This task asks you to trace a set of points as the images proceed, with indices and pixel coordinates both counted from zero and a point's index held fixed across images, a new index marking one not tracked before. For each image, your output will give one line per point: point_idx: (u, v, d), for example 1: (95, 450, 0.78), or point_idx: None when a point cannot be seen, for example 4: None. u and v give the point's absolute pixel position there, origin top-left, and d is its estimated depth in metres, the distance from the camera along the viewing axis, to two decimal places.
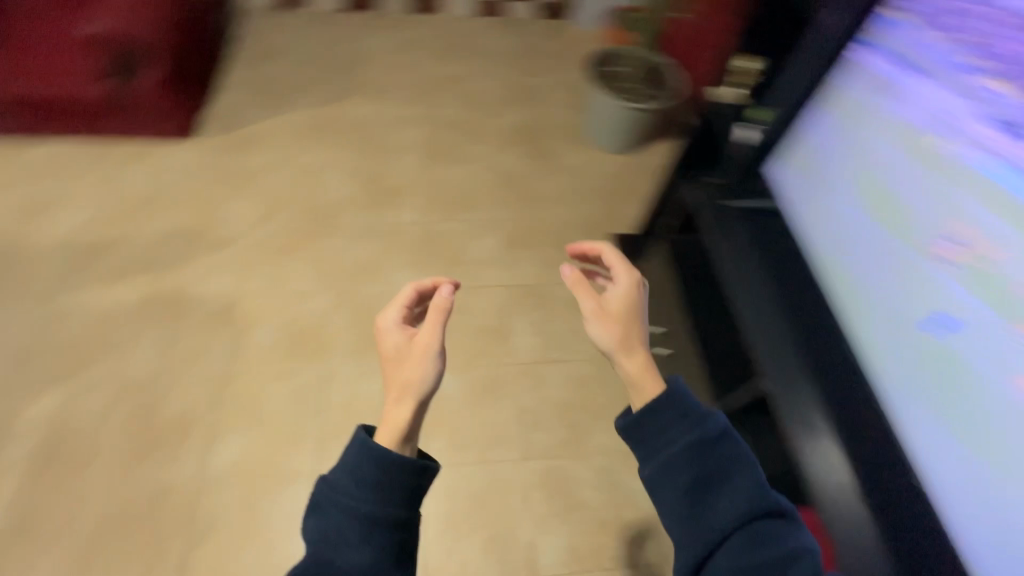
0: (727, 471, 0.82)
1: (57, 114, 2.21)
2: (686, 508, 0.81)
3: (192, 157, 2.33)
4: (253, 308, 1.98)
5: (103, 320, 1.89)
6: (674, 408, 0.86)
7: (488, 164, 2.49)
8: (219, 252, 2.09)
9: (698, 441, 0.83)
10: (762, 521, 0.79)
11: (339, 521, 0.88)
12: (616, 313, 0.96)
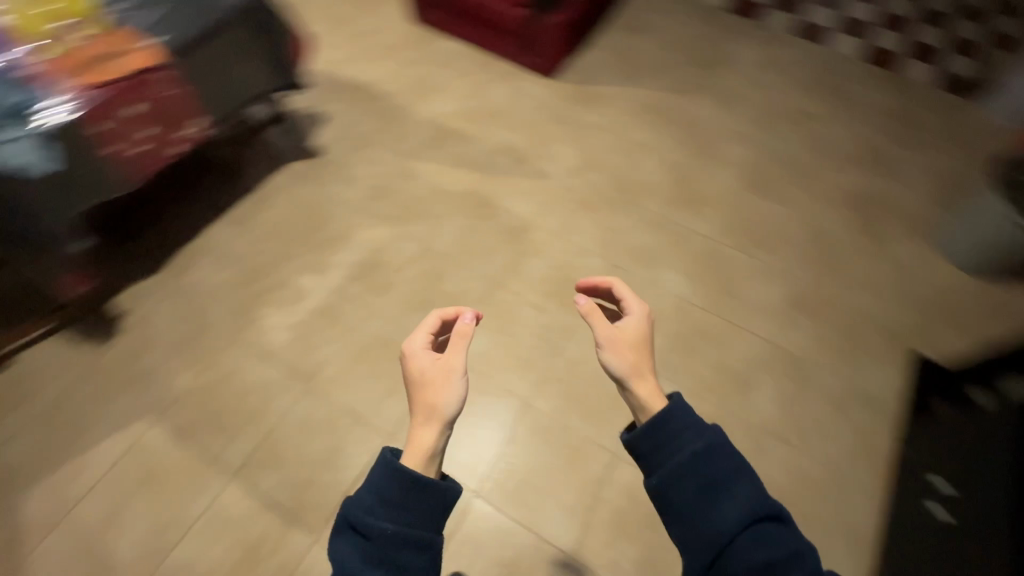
0: (732, 481, 0.69)
1: (473, 17, 2.03)
2: (693, 521, 0.68)
3: (544, 91, 2.03)
4: (528, 238, 1.68)
5: (437, 194, 1.75)
6: (672, 419, 0.72)
7: (716, 178, 1.84)
8: (544, 182, 1.80)
9: (703, 450, 0.70)
10: (763, 526, 0.67)
11: (355, 546, 0.72)
12: (632, 342, 0.81)
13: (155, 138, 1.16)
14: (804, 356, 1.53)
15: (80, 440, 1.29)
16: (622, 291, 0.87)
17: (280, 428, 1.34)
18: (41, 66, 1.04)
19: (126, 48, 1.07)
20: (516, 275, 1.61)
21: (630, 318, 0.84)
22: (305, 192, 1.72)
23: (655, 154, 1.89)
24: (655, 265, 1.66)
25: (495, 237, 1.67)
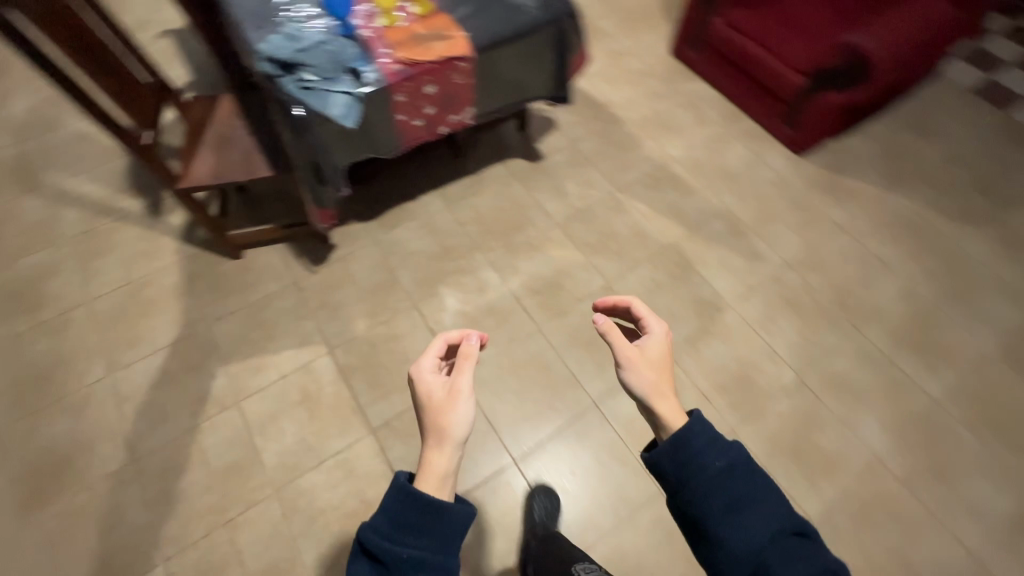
0: (759, 498, 0.58)
1: (744, 70, 1.89)
2: (722, 548, 0.56)
3: (787, 170, 1.84)
4: (720, 317, 1.54)
5: (638, 236, 1.67)
6: (691, 434, 0.62)
7: (967, 344, 1.52)
8: (756, 265, 1.63)
9: (728, 466, 0.59)
10: (793, 538, 0.56)
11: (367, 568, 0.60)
12: (654, 363, 0.73)
13: (431, 117, 1.20)
14: None
15: (267, 345, 1.45)
16: (637, 307, 0.79)
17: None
18: (372, 32, 1.11)
19: (451, 35, 1.12)
20: (694, 351, 1.48)
21: (648, 338, 0.76)
22: (517, 190, 1.76)
23: (903, 285, 1.61)
24: (857, 404, 1.42)
25: (685, 302, 1.56)
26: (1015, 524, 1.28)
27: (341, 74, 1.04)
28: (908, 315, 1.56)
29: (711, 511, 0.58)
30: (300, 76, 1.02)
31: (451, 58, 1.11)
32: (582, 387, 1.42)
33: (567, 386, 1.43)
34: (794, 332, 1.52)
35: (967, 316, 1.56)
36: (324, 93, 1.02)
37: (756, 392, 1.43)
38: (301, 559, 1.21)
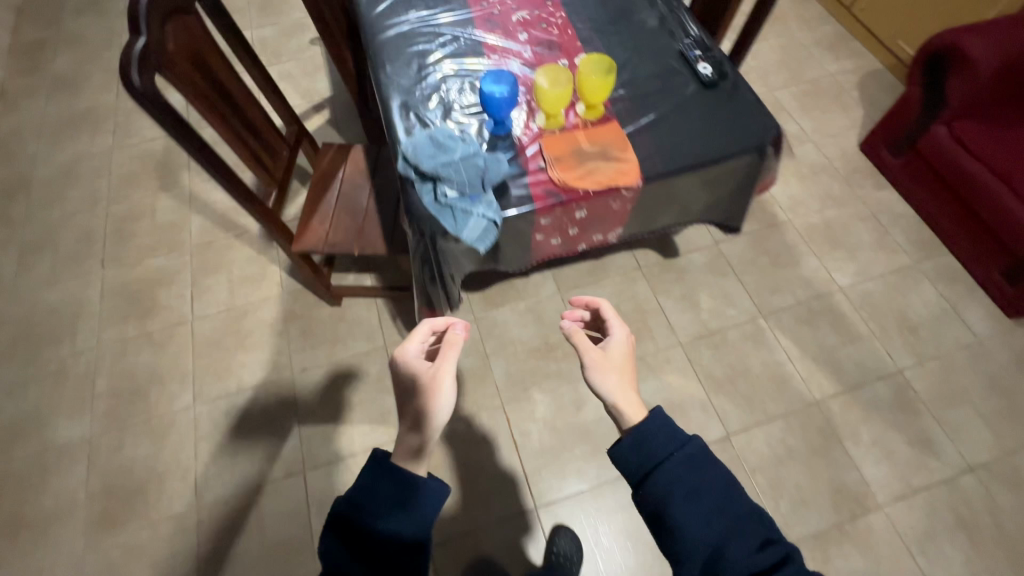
0: (715, 485, 0.60)
1: (960, 198, 1.51)
2: (677, 536, 0.57)
3: (991, 334, 1.45)
4: (862, 518, 1.23)
5: (777, 383, 1.40)
6: (654, 426, 0.64)
7: None
8: (924, 460, 1.29)
9: (686, 456, 0.61)
10: (752, 526, 0.57)
11: (334, 542, 0.53)
12: (615, 365, 0.76)
13: (572, 237, 1.02)
14: None
15: (345, 412, 1.38)
16: (604, 308, 0.84)
17: (485, 534, 1.24)
18: (530, 140, 0.95)
19: (620, 156, 0.92)
20: (820, 555, 1.19)
21: (614, 340, 0.79)
22: (642, 290, 1.54)
23: None
24: None
25: (821, 486, 1.27)
26: None
27: (485, 192, 0.88)
28: None
29: (670, 500, 0.59)
30: (444, 189, 0.87)
31: (616, 189, 0.91)
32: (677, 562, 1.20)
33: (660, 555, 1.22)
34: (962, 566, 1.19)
35: None
36: (462, 212, 0.86)
37: None
38: None
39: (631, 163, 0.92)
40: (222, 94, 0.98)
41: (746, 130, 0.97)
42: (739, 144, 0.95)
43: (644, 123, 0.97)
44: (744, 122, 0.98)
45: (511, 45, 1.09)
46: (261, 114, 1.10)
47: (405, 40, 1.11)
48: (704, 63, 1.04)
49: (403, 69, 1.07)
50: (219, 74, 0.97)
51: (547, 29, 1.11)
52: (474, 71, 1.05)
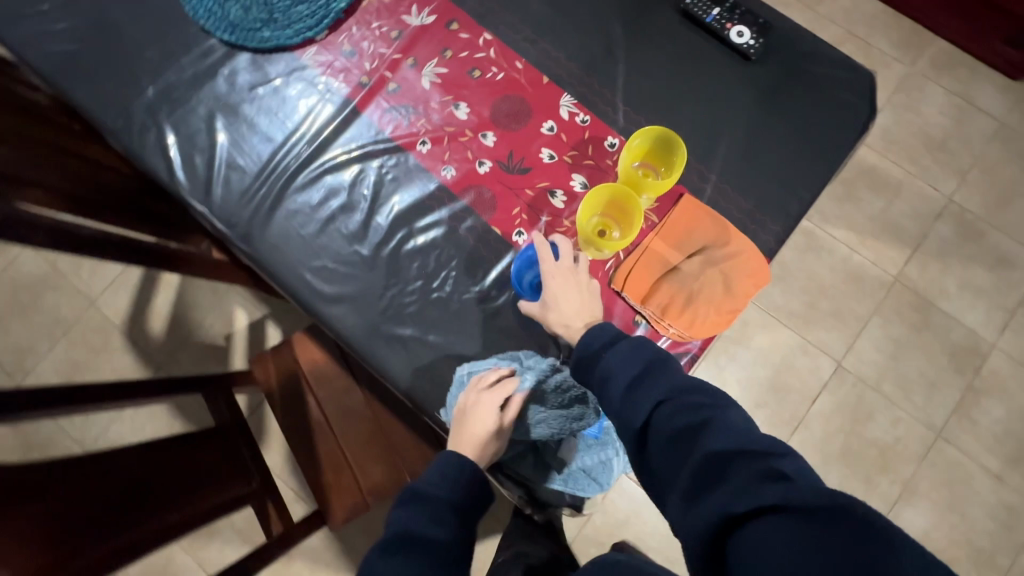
0: (664, 371, 0.50)
1: None
2: (621, 420, 0.50)
3: (1006, 111, 1.35)
4: (982, 369, 1.23)
5: (856, 281, 1.27)
6: (600, 329, 0.56)
7: None
8: (1006, 279, 1.27)
9: (625, 345, 0.53)
10: (697, 398, 0.47)
11: (416, 509, 0.50)
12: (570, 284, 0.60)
13: None
14: None
15: None
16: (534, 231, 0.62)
17: None
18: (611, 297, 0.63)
19: (732, 246, 0.63)
20: (968, 423, 1.20)
21: (542, 257, 0.60)
22: None
23: None
24: None
25: (938, 360, 1.24)
26: None
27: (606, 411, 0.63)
28: None
29: (609, 385, 0.52)
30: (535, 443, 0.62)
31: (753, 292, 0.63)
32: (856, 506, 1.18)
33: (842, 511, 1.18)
34: None
35: None
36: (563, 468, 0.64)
37: None
38: None
39: (748, 247, 0.63)
40: (107, 521, 0.57)
41: (841, 108, 0.68)
42: (850, 136, 0.67)
43: (721, 171, 0.66)
44: (831, 97, 0.68)
45: (460, 136, 0.68)
46: (203, 452, 0.76)
47: (305, 214, 0.66)
48: (737, 27, 0.69)
49: (341, 268, 0.64)
50: (79, 497, 0.56)
51: (485, 78, 0.70)
52: (444, 214, 0.66)
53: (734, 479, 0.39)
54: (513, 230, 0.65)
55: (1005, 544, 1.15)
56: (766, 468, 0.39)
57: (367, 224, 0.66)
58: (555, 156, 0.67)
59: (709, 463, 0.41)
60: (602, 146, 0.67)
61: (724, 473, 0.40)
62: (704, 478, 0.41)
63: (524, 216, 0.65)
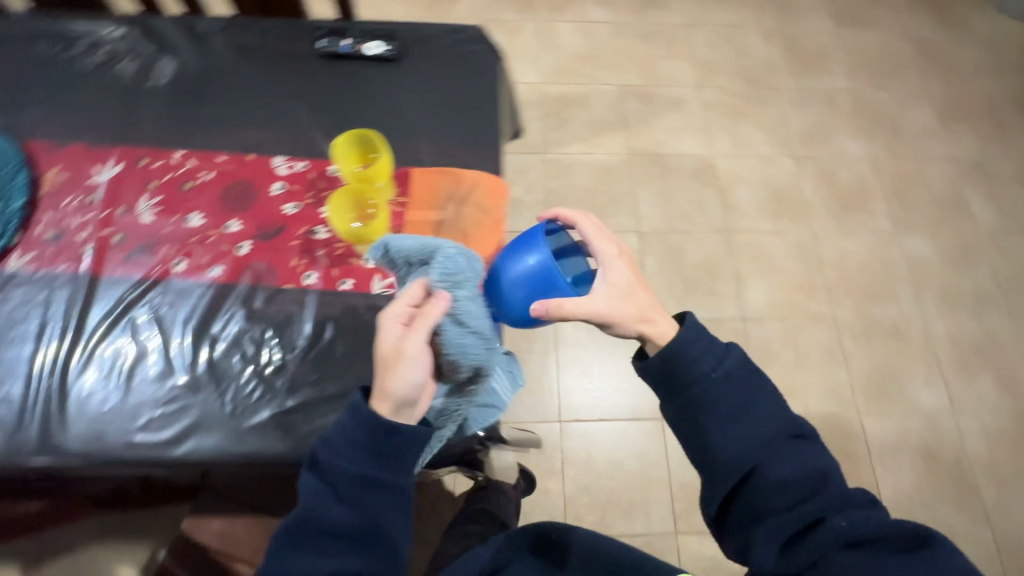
0: (758, 398, 0.61)
1: None
2: (728, 437, 0.59)
3: (612, 11, 1.75)
4: (718, 174, 1.56)
5: (606, 172, 1.54)
6: (693, 345, 0.62)
7: (824, 32, 1.78)
8: (688, 110, 1.63)
9: (722, 376, 0.61)
10: (794, 447, 0.59)
11: (329, 481, 0.57)
12: (628, 283, 0.66)
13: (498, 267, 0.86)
14: (979, 152, 1.65)
15: None
16: (587, 230, 0.67)
17: (678, 471, 1.26)
18: None
19: (472, 182, 0.77)
20: (737, 213, 1.52)
21: (601, 252, 0.66)
22: None
23: (755, 29, 1.77)
24: (829, 135, 1.63)
25: (692, 187, 1.54)
26: (942, 114, 1.69)
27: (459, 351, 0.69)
28: (780, 46, 1.75)
29: (715, 413, 0.60)
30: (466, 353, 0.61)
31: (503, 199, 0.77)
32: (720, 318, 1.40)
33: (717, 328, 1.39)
34: (758, 129, 1.62)
35: (800, 16, 1.81)
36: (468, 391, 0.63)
37: (790, 192, 1.55)
38: None
39: (478, 175, 0.77)
40: None
41: (478, 54, 0.86)
42: (486, 65, 0.85)
43: (423, 141, 0.79)
44: (468, 52, 0.86)
45: (208, 239, 0.72)
46: None
47: (101, 389, 0.64)
48: (370, 43, 0.83)
49: (169, 409, 0.63)
50: None
51: (198, 185, 0.74)
52: (234, 304, 0.69)
53: (827, 525, 0.55)
54: (301, 278, 0.71)
55: (812, 269, 1.47)
56: (847, 521, 0.55)
57: (169, 357, 0.66)
58: (299, 205, 0.74)
59: (797, 487, 0.57)
60: (329, 175, 0.76)
61: (804, 504, 0.57)
62: (793, 511, 0.57)
63: (302, 262, 0.71)
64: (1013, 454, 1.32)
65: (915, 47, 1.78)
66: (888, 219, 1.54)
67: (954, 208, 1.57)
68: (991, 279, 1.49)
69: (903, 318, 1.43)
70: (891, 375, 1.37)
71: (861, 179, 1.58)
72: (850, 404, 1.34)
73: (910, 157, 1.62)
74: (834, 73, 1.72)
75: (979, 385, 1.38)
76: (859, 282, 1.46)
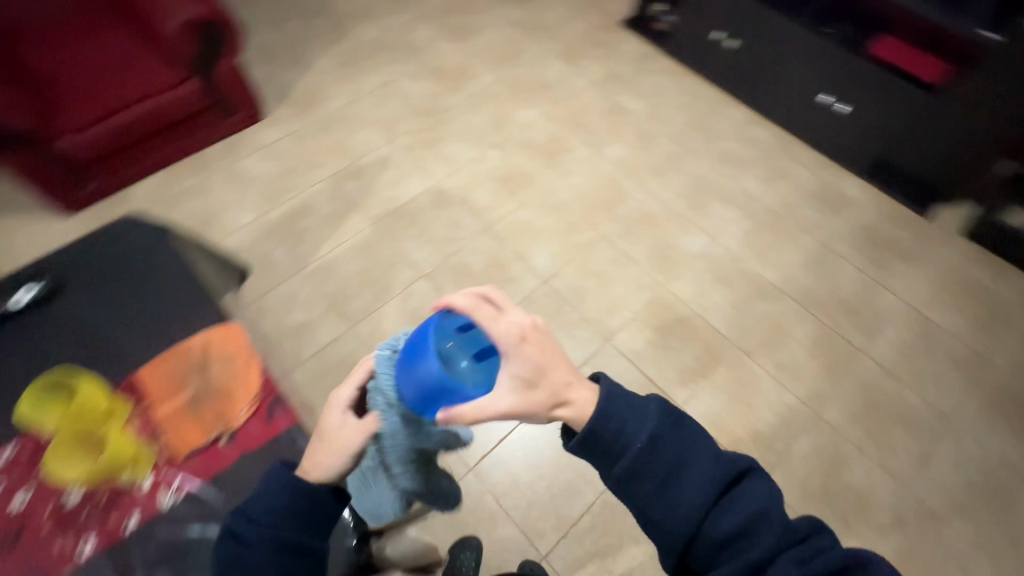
0: (696, 452, 0.53)
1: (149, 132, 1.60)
2: (663, 502, 0.52)
3: (285, 124, 1.85)
4: (453, 193, 1.73)
5: (366, 248, 1.60)
6: (616, 416, 0.53)
7: (456, 51, 2.11)
8: (397, 162, 1.79)
9: (647, 439, 0.52)
10: (735, 493, 0.53)
11: (252, 550, 0.54)
12: (535, 365, 0.52)
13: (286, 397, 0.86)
14: (608, 69, 2.10)
15: None
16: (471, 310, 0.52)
17: None
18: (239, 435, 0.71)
19: (206, 343, 0.77)
20: (486, 211, 1.70)
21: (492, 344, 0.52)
22: (298, 379, 1.38)
23: (405, 75, 2.02)
24: (509, 116, 1.93)
25: (440, 214, 1.68)
26: (569, 58, 2.12)
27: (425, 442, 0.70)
28: (432, 77, 2.02)
29: (645, 479, 0.52)
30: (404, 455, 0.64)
31: (244, 339, 0.79)
32: (529, 295, 1.54)
33: (532, 304, 1.53)
34: (458, 143, 1.85)
35: (432, 48, 2.11)
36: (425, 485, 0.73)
37: (512, 171, 1.79)
38: None
39: (204, 335, 0.78)
40: None
41: (145, 242, 0.87)
42: (159, 250, 0.87)
43: (135, 346, 0.77)
44: (133, 245, 0.87)
45: None
46: None
47: None
48: (17, 294, 0.79)
49: None
50: None
51: None
52: None
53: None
54: (73, 556, 0.63)
55: (565, 213, 1.71)
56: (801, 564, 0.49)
57: None
58: (27, 491, 0.66)
59: (740, 535, 0.51)
60: (46, 441, 0.68)
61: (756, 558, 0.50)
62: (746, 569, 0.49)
63: (67, 540, 0.63)
64: (765, 239, 1.69)
65: (522, 27, 2.21)
66: (586, 147, 1.86)
67: (618, 113, 1.97)
68: (671, 142, 1.90)
69: (643, 203, 1.74)
70: (665, 248, 1.65)
71: (551, 132, 1.89)
72: (656, 285, 1.58)
73: (570, 98, 1.99)
74: (482, 73, 2.05)
75: (716, 215, 1.73)
76: (600, 200, 1.74)
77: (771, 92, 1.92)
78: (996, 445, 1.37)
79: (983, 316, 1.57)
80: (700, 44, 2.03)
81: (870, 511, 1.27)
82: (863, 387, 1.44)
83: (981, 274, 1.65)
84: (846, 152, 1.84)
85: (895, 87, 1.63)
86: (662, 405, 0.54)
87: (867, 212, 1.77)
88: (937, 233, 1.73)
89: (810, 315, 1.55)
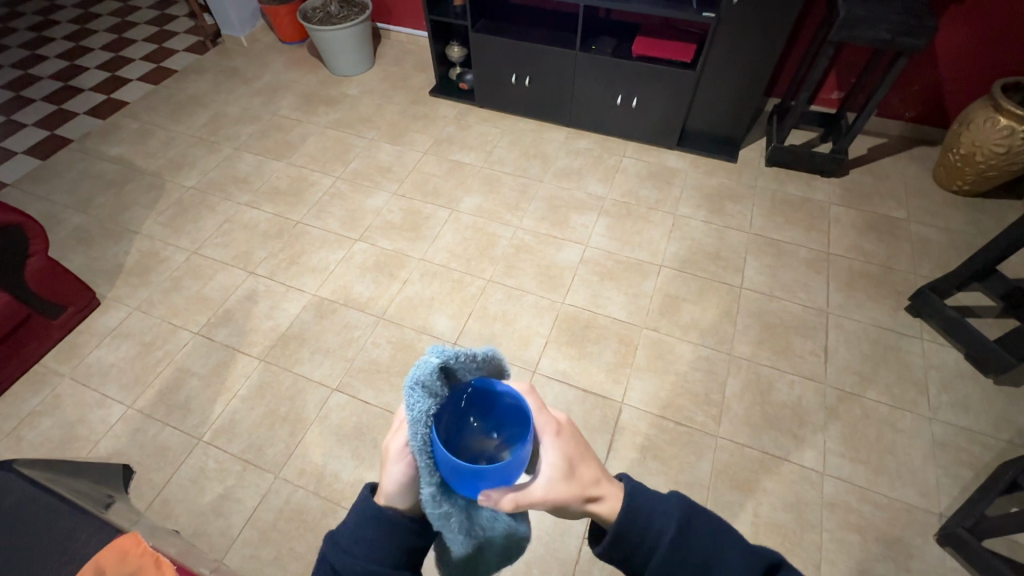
0: (726, 551, 0.52)
1: None
2: None
3: (127, 300, 1.70)
4: (333, 297, 1.69)
5: (262, 387, 1.50)
6: (643, 509, 0.54)
7: (285, 168, 2.11)
8: (265, 291, 1.71)
9: (672, 540, 0.52)
10: None
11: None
12: (573, 463, 0.57)
13: None
14: (433, 136, 2.23)
15: None
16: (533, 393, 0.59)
17: None
18: None
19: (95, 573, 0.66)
20: (370, 303, 1.67)
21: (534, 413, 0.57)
22: (236, 558, 1.22)
23: (242, 208, 1.97)
24: (359, 208, 1.96)
25: (325, 324, 1.63)
26: (395, 139, 2.22)
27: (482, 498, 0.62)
28: (270, 201, 1.99)
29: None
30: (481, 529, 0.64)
31: (139, 547, 0.70)
32: None
33: None
34: (319, 252, 1.82)
35: (260, 174, 2.09)
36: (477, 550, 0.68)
37: (382, 256, 1.80)
38: (721, 494, 1.28)
39: (92, 564, 0.67)
40: None
41: None
42: (5, 491, 0.75)
43: None
44: None
45: None
46: None
47: None
48: None
49: None
50: None
51: None
52: None
53: None
54: None
55: (448, 274, 1.74)
56: None
57: None
58: None
59: None
60: None
61: None
62: None
63: None
64: (626, 226, 1.86)
65: (340, 126, 2.29)
66: (443, 209, 1.94)
67: (459, 168, 2.09)
68: (515, 177, 2.05)
69: (514, 237, 1.84)
70: (548, 269, 1.75)
71: (405, 208, 1.95)
72: (554, 303, 1.66)
73: (411, 172, 2.08)
74: (317, 180, 2.06)
75: (576, 224, 1.88)
76: (474, 250, 1.81)
77: (574, 109, 2.17)
78: (867, 317, 1.60)
79: (810, 221, 1.85)
80: (503, 91, 2.25)
81: (807, 415, 1.40)
82: (755, 315, 1.61)
83: (793, 189, 1.96)
84: (653, 136, 2.12)
85: (664, 73, 1.91)
86: (687, 501, 0.53)
87: (691, 174, 2.04)
88: (748, 171, 2.04)
89: (688, 274, 1.72)
